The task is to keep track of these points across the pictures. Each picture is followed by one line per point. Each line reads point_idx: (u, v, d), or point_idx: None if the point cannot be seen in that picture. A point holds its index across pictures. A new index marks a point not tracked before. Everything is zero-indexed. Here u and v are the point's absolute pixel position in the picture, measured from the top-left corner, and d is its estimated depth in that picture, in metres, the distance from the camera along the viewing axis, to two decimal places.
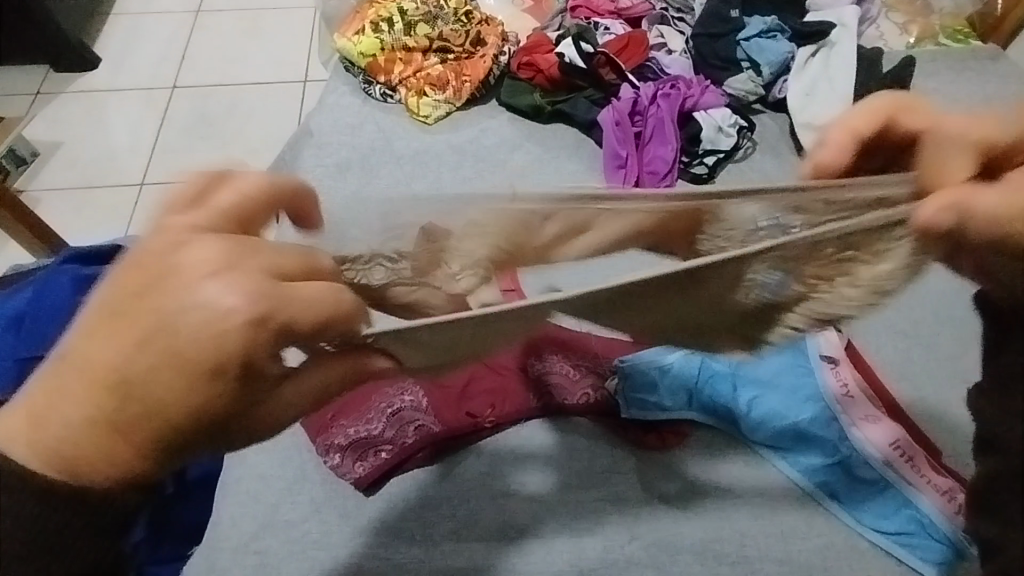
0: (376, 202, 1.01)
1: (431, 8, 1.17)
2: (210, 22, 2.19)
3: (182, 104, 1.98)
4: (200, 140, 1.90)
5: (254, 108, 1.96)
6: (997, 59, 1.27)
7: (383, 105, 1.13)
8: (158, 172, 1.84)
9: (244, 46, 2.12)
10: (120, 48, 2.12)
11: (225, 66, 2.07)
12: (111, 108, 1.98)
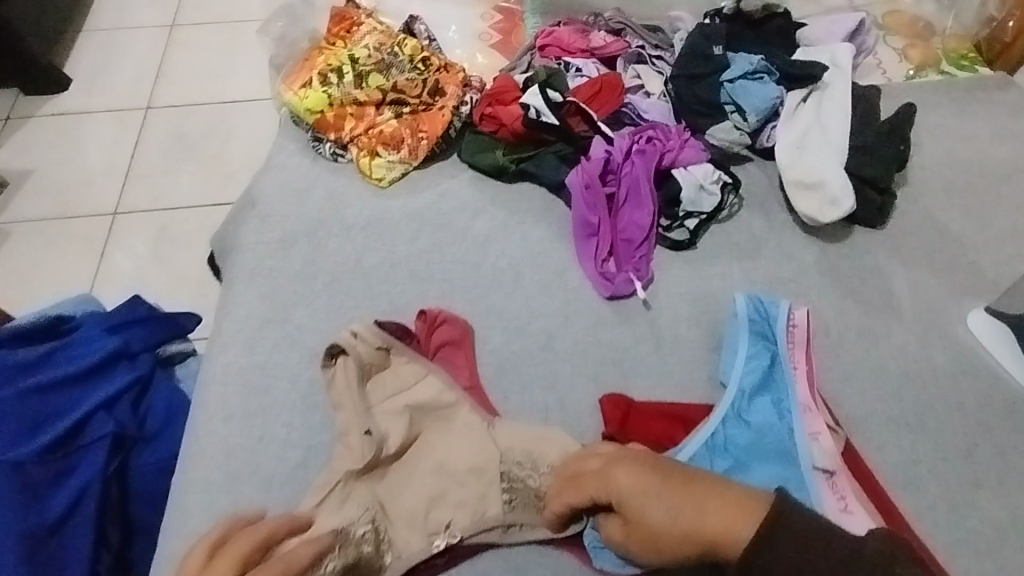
0: (322, 282, 0.93)
1: (384, 55, 1.07)
2: (186, 35, 2.02)
3: (161, 124, 1.83)
4: (179, 165, 1.75)
5: (233, 129, 1.81)
6: (1007, 88, 1.17)
7: (333, 166, 1.04)
8: (135, 197, 1.70)
9: (221, 59, 1.96)
10: (94, 65, 1.96)
11: (204, 81, 1.91)
12: (83, 130, 1.83)
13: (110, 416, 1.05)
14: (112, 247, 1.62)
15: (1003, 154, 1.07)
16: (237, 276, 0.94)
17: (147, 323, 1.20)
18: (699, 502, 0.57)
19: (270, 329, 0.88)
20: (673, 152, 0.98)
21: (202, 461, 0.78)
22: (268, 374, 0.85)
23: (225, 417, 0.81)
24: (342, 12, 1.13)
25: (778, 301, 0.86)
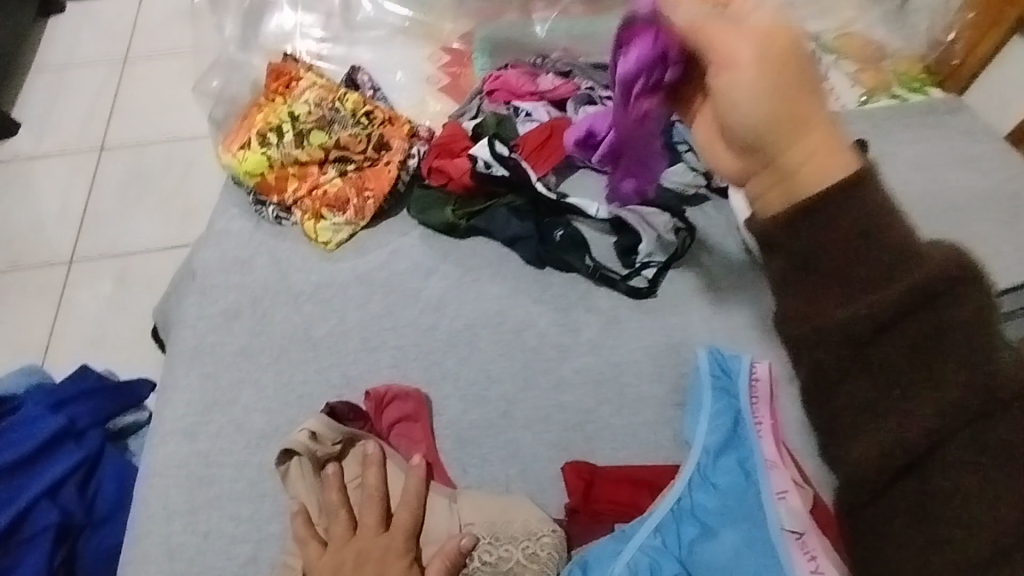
0: (268, 357, 0.88)
1: (325, 111, 1.03)
2: (137, 72, 1.94)
3: (113, 168, 1.76)
4: (135, 207, 1.68)
5: (192, 167, 1.74)
6: (959, 111, 1.16)
7: (278, 230, 1.00)
8: (92, 246, 1.63)
9: (176, 99, 1.88)
10: (42, 109, 1.88)
11: (160, 122, 1.84)
12: (34, 179, 1.74)
13: (54, 504, 1.00)
14: (70, 293, 1.56)
15: (958, 180, 1.07)
16: (177, 355, 0.89)
17: (96, 395, 1.17)
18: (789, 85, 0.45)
19: (214, 413, 0.84)
20: (640, 163, 0.95)
21: (143, 565, 0.73)
22: (211, 462, 0.80)
23: (167, 513, 0.76)
24: (279, 67, 1.09)
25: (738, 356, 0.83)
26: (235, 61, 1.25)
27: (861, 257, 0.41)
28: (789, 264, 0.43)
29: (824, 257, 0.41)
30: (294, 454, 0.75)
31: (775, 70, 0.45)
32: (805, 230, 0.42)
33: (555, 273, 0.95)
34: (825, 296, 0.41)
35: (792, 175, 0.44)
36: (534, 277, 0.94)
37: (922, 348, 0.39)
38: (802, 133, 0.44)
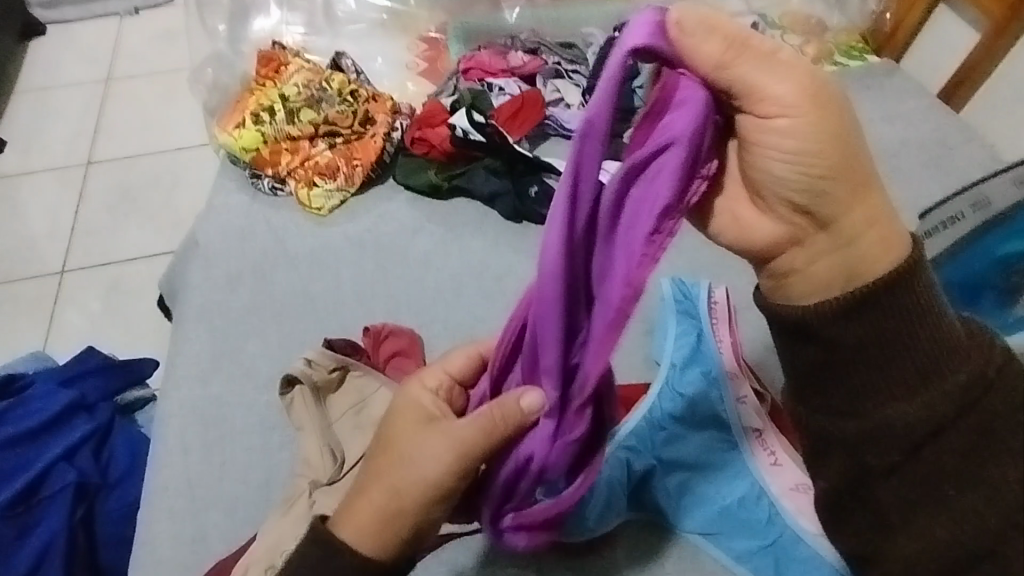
0: (270, 312, 0.95)
1: (313, 91, 1.12)
2: (122, 89, 2.01)
3: (103, 179, 1.82)
4: (125, 219, 1.74)
5: (180, 177, 1.82)
6: (894, 74, 1.28)
7: (273, 200, 1.07)
8: (85, 255, 1.68)
9: (164, 110, 1.96)
10: (31, 124, 1.93)
11: (150, 132, 1.91)
12: (25, 192, 1.79)
13: (71, 466, 1.05)
14: (61, 304, 1.60)
15: (894, 133, 1.17)
16: (184, 314, 0.96)
17: (102, 372, 1.22)
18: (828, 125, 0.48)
19: (223, 362, 0.90)
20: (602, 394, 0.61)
21: (165, 494, 0.80)
22: (223, 403, 0.87)
23: (184, 449, 0.83)
24: (269, 54, 1.18)
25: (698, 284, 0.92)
26: (224, 56, 1.33)
27: (883, 338, 0.49)
28: (815, 350, 0.51)
29: (853, 341, 0.50)
30: (295, 383, 0.83)
31: (817, 117, 0.47)
32: (839, 326, 0.50)
33: (532, 226, 1.04)
34: (855, 372, 0.50)
35: (851, 246, 0.51)
36: (513, 231, 1.03)
37: (921, 381, 0.49)
38: (858, 202, 0.51)
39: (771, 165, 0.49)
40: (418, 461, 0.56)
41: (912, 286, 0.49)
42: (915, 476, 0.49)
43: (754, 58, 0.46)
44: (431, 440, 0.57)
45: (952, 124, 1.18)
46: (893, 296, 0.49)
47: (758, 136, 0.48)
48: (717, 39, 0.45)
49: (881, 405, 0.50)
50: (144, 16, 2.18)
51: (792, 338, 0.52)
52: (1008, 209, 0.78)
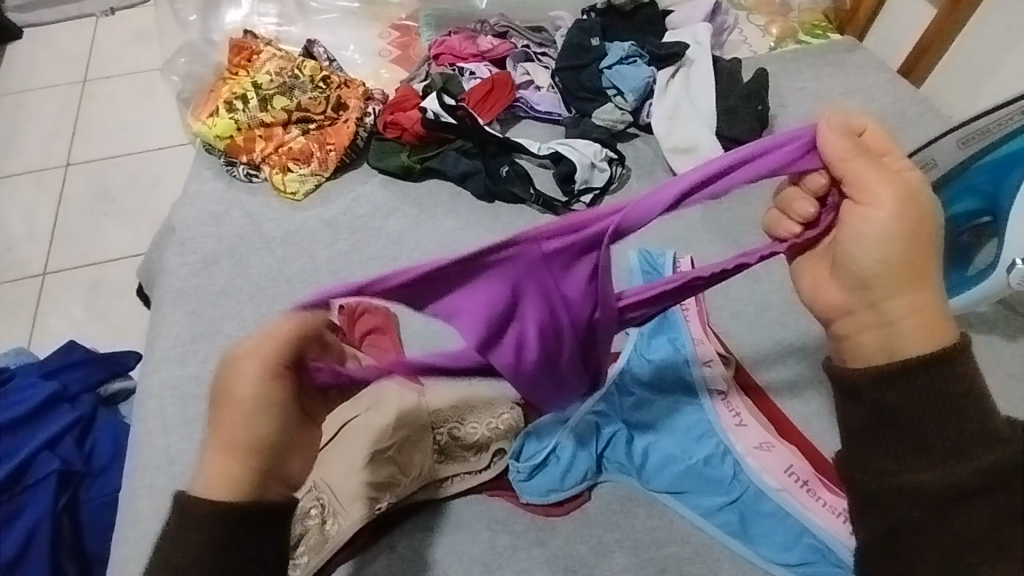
0: (247, 294, 0.97)
1: (285, 79, 1.14)
2: (97, 90, 2.00)
3: (81, 180, 1.81)
4: (105, 220, 1.74)
5: (160, 176, 1.82)
6: (856, 50, 1.31)
7: (248, 186, 1.09)
8: (65, 257, 1.68)
9: (142, 109, 1.95)
10: (7, 126, 1.92)
11: (128, 131, 1.91)
12: (3, 194, 1.79)
13: (54, 454, 1.06)
14: (44, 304, 1.61)
15: (855, 107, 1.20)
16: (162, 299, 0.97)
17: (86, 364, 1.22)
18: (913, 226, 0.54)
19: (201, 344, 0.92)
20: (559, 384, 0.65)
21: (146, 471, 0.81)
22: (202, 383, 0.88)
23: (165, 427, 0.84)
24: (241, 43, 1.19)
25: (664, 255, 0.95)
26: (197, 47, 1.33)
27: (929, 412, 0.53)
28: (868, 412, 0.56)
29: (903, 409, 0.54)
30: None
31: (908, 214, 0.54)
32: (886, 391, 0.55)
33: (503, 204, 1.06)
34: (900, 435, 0.54)
35: (896, 345, 0.56)
36: (485, 209, 1.05)
37: (958, 450, 0.52)
38: (906, 291, 0.55)
39: (851, 249, 0.56)
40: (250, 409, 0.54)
41: (957, 368, 0.53)
42: (929, 518, 0.51)
43: (867, 160, 0.55)
44: (264, 392, 0.54)
45: (911, 97, 1.21)
46: (932, 374, 0.53)
47: (852, 223, 0.55)
48: (848, 140, 0.56)
49: (921, 466, 0.53)
50: (119, 16, 2.18)
51: (849, 403, 0.57)
52: (958, 167, 0.81)
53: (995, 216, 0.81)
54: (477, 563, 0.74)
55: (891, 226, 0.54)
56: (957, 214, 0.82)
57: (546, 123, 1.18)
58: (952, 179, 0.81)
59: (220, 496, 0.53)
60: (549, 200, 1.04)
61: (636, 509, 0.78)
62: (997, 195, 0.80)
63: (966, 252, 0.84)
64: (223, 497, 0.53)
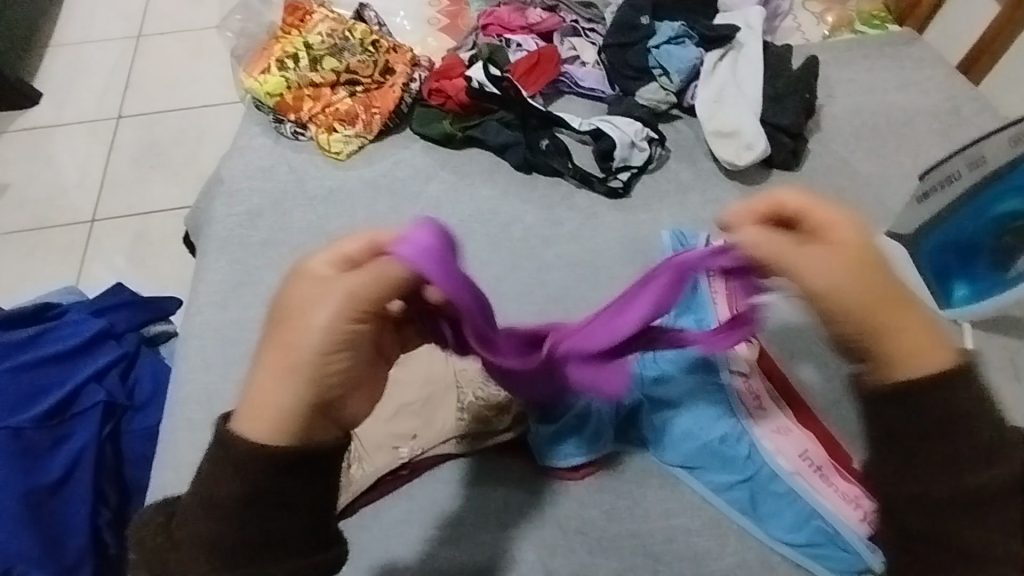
0: (288, 248, 1.01)
1: (336, 41, 1.16)
2: (152, 46, 2.05)
3: (134, 133, 1.87)
4: (153, 173, 1.80)
5: (207, 133, 1.87)
6: (913, 43, 1.27)
7: (295, 143, 1.12)
8: (116, 206, 1.75)
9: (194, 67, 2.00)
10: (67, 76, 1.99)
11: (180, 86, 1.96)
12: (62, 141, 1.86)
13: (100, 386, 1.12)
14: (95, 249, 1.68)
15: (907, 101, 1.17)
16: (207, 246, 1.01)
17: (131, 306, 1.27)
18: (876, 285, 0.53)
19: (242, 291, 0.96)
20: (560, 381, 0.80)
21: (186, 405, 0.86)
22: (242, 328, 0.93)
23: (206, 366, 0.89)
24: (294, 2, 1.21)
25: (696, 236, 0.95)
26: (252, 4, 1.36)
27: (950, 433, 0.52)
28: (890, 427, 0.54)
29: (937, 415, 0.52)
30: None
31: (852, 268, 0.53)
32: (901, 408, 0.53)
33: (540, 177, 1.07)
34: (932, 461, 0.53)
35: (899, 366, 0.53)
36: (522, 180, 1.07)
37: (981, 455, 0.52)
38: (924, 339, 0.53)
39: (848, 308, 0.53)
40: (310, 332, 0.51)
41: (962, 393, 0.52)
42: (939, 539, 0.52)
43: (795, 250, 0.55)
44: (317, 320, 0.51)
45: (966, 95, 1.17)
46: (942, 401, 0.52)
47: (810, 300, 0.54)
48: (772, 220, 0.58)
49: (950, 477, 0.52)
50: None
51: (872, 412, 0.55)
52: (1006, 165, 0.81)
53: None
54: (491, 518, 0.77)
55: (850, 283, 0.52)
56: (999, 215, 0.82)
57: (589, 99, 1.19)
58: (997, 177, 0.82)
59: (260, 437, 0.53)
60: (586, 175, 1.05)
61: (648, 484, 0.79)
62: None
63: (1006, 256, 0.85)
64: (262, 436, 0.53)
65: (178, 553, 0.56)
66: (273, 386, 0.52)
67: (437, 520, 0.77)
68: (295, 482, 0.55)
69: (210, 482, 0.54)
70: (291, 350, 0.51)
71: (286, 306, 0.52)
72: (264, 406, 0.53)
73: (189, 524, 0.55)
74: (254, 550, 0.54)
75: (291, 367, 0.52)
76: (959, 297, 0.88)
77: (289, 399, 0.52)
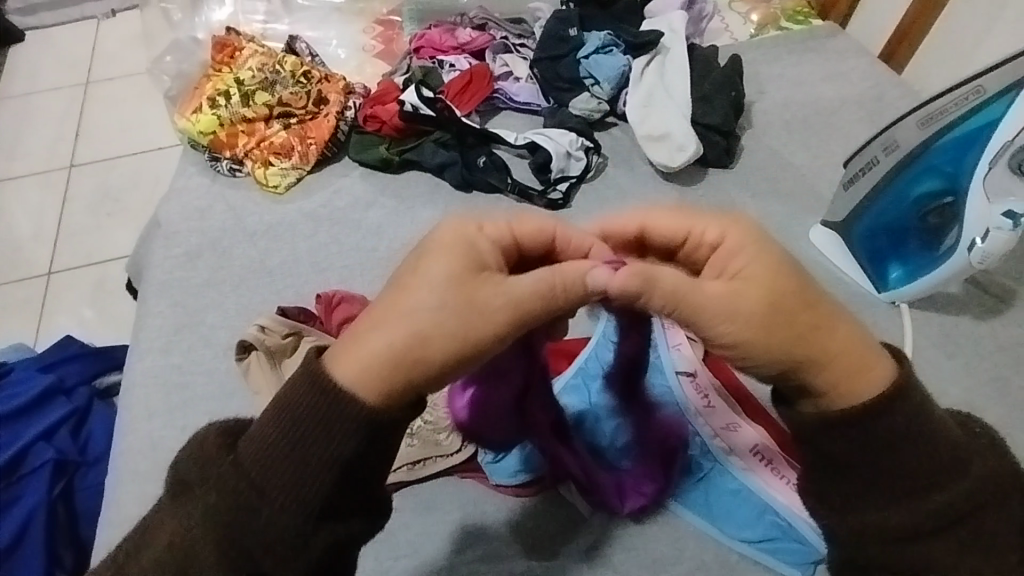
0: (230, 286, 0.99)
1: (267, 74, 1.16)
2: (100, 93, 2.03)
3: (85, 181, 1.85)
4: (108, 220, 1.78)
5: (161, 175, 1.85)
6: (837, 35, 1.31)
7: (232, 180, 1.11)
8: (68, 257, 1.72)
9: (144, 110, 1.98)
10: (14, 129, 1.96)
11: (125, 132, 1.93)
12: (10, 195, 1.82)
13: (50, 445, 1.10)
14: (50, 302, 1.65)
15: (834, 92, 1.20)
16: (147, 291, 0.99)
17: (81, 358, 1.24)
18: (796, 293, 0.51)
19: (184, 334, 0.94)
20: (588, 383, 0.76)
21: (131, 457, 0.84)
22: (185, 372, 0.91)
23: (148, 414, 0.87)
24: (224, 39, 1.21)
25: None
26: (183, 44, 1.35)
27: (878, 450, 0.52)
28: (827, 454, 0.54)
29: (865, 445, 0.52)
30: (252, 349, 0.87)
31: (759, 276, 0.50)
32: (841, 433, 0.53)
33: (481, 194, 1.07)
34: (874, 475, 0.52)
35: (856, 390, 0.52)
36: (463, 199, 1.07)
37: (925, 483, 0.52)
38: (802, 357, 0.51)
39: (710, 324, 0.50)
40: (432, 311, 0.49)
41: (908, 406, 0.52)
42: (891, 565, 0.51)
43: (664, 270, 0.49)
44: (473, 292, 0.49)
45: (889, 81, 1.21)
46: (889, 416, 0.52)
47: (715, 343, 0.51)
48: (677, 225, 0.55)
49: (887, 508, 0.52)
50: (121, 19, 2.20)
51: (805, 439, 0.55)
52: (918, 147, 0.82)
53: (956, 197, 0.82)
54: (447, 544, 0.76)
55: (757, 269, 0.51)
56: (919, 194, 0.84)
57: (525, 114, 1.20)
58: (912, 159, 0.82)
59: (350, 390, 0.50)
60: (525, 189, 1.06)
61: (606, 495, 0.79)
62: (957, 176, 0.81)
63: (934, 236, 0.86)
64: (357, 388, 0.50)
65: (258, 511, 0.50)
66: (389, 331, 0.49)
67: (391, 552, 0.76)
68: (335, 456, 0.51)
69: (324, 434, 0.51)
70: (502, 328, 0.50)
71: (494, 288, 0.49)
72: (402, 351, 0.49)
73: (268, 481, 0.51)
74: (320, 519, 0.51)
75: (430, 326, 0.49)
76: (894, 279, 0.89)
77: (409, 351, 0.49)
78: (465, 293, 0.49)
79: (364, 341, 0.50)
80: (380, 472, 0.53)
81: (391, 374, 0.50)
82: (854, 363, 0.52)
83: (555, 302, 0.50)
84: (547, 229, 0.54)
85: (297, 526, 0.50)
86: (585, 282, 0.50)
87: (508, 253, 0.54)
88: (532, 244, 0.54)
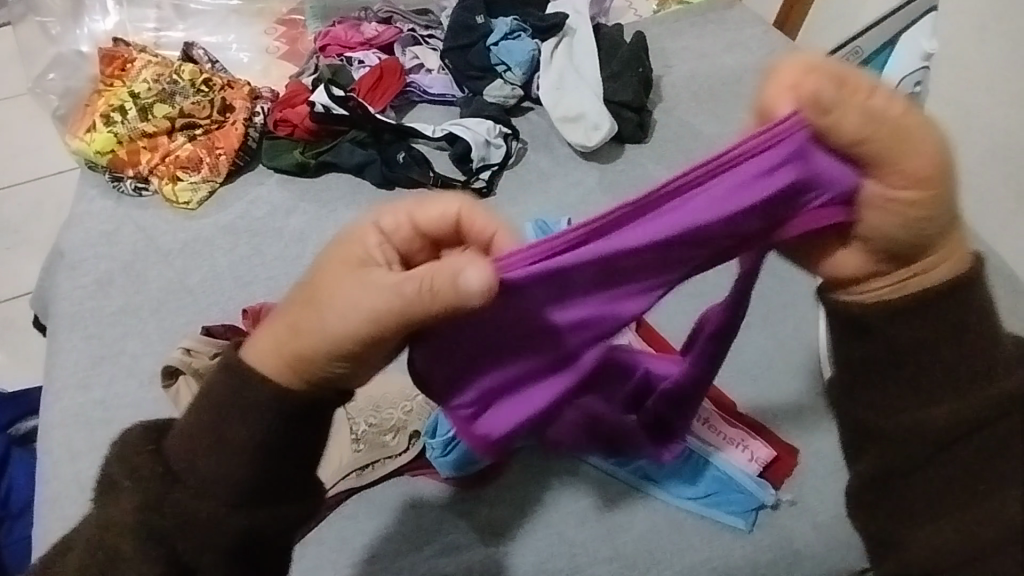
0: (149, 311, 0.94)
1: (164, 85, 1.10)
2: None
3: None
4: (9, 252, 1.65)
5: (64, 200, 1.73)
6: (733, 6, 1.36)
7: (138, 200, 1.05)
8: None
9: (35, 133, 1.84)
10: None
11: (15, 158, 1.79)
12: None
13: None
14: None
15: (735, 60, 1.25)
16: (56, 326, 0.93)
17: None
18: (943, 179, 0.49)
19: (103, 367, 0.89)
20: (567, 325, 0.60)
21: (58, 503, 0.79)
22: (108, 407, 0.86)
23: (72, 455, 0.82)
24: (110, 51, 1.13)
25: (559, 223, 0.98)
26: (70, 60, 1.27)
27: (929, 341, 0.51)
28: (877, 350, 0.52)
29: (916, 339, 0.51)
30: (178, 374, 0.83)
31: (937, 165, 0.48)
32: (898, 323, 0.51)
33: (404, 190, 1.07)
34: (912, 370, 0.51)
35: (922, 276, 0.51)
36: (386, 197, 1.06)
37: (976, 380, 0.49)
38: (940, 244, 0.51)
39: (873, 217, 0.52)
40: (327, 315, 0.49)
41: (973, 299, 0.51)
42: (942, 467, 0.47)
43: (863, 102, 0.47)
44: (358, 280, 0.48)
45: (785, 47, 1.27)
46: (951, 307, 0.51)
47: (881, 196, 0.51)
48: (830, 81, 0.47)
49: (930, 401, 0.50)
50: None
51: (847, 337, 0.54)
52: None
53: None
54: (405, 542, 0.76)
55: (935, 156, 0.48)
56: None
57: (441, 105, 1.19)
58: None
59: (264, 372, 0.52)
60: (448, 181, 1.05)
61: (554, 472, 0.80)
62: None
63: None
64: (266, 372, 0.52)
65: (178, 489, 0.53)
66: (275, 329, 0.52)
67: (350, 558, 0.75)
68: (243, 456, 0.52)
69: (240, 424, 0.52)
70: (373, 328, 0.48)
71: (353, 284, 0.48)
72: (295, 338, 0.50)
73: (190, 467, 0.53)
74: (254, 489, 0.53)
75: (318, 327, 0.49)
76: None
77: (298, 350, 0.50)
78: (348, 287, 0.48)
79: (269, 329, 0.53)
80: (302, 468, 0.55)
81: (291, 352, 0.51)
82: (944, 251, 0.52)
83: (423, 305, 0.46)
84: (448, 213, 0.52)
85: (224, 505, 0.53)
86: (455, 282, 0.45)
87: (411, 245, 0.52)
88: (435, 228, 0.52)
